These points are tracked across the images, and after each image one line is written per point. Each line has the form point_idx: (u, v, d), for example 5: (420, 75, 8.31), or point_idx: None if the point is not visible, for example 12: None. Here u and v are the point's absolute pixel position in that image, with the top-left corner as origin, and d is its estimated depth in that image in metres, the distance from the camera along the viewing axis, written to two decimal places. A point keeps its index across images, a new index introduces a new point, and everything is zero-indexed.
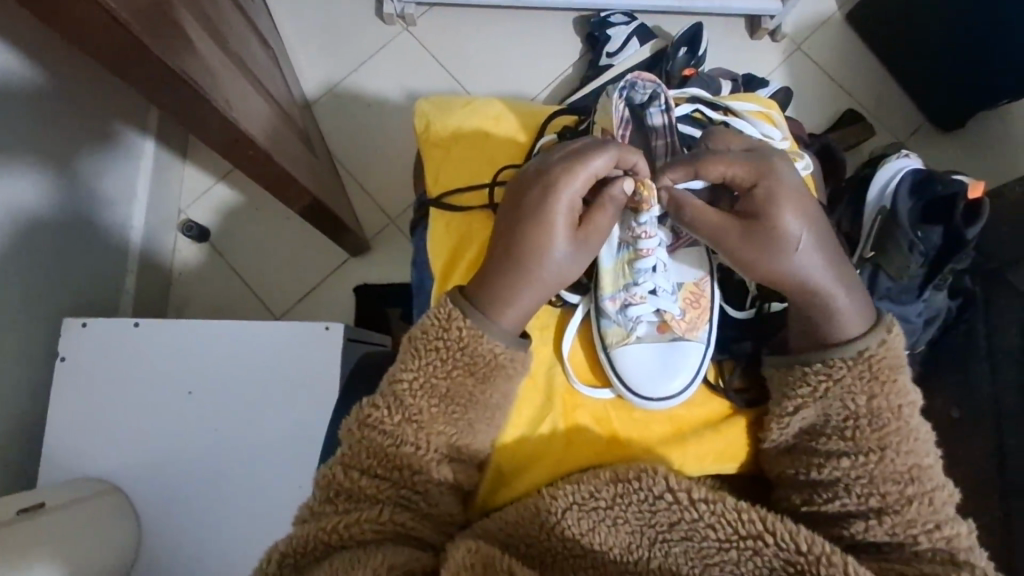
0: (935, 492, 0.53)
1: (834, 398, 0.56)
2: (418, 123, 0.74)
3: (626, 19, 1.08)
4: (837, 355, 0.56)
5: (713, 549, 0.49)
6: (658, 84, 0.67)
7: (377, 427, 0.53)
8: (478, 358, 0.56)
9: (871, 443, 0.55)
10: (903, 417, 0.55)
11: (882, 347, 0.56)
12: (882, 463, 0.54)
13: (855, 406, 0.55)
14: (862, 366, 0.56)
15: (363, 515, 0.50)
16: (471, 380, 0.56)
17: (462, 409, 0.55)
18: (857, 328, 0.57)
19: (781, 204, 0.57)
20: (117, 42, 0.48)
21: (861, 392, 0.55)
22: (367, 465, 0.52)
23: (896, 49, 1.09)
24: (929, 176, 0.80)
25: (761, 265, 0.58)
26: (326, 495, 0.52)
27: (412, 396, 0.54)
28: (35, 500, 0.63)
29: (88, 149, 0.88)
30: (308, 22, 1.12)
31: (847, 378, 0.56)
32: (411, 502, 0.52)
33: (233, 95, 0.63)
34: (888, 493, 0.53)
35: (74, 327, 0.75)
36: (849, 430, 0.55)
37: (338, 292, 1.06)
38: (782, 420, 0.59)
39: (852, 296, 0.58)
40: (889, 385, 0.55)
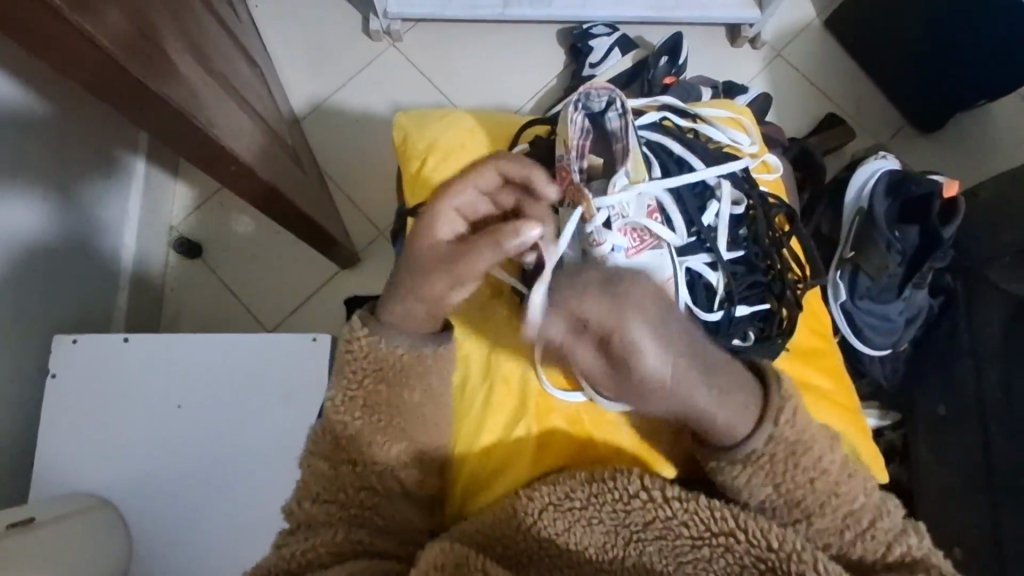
0: (875, 526, 0.55)
1: (739, 490, 0.55)
2: (397, 135, 0.77)
3: (608, 29, 1.09)
4: (726, 456, 0.55)
5: (686, 547, 0.52)
6: (612, 89, 0.64)
7: (325, 459, 0.57)
8: (385, 363, 0.57)
9: (796, 514, 0.55)
10: (818, 486, 0.54)
11: (771, 444, 0.54)
12: (812, 525, 0.55)
13: (762, 493, 0.55)
14: (755, 467, 0.54)
15: (319, 539, 0.53)
16: (383, 386, 0.57)
17: (388, 416, 0.57)
18: (747, 426, 0.54)
19: (638, 367, 0.43)
20: (98, 65, 0.49)
21: (765, 483, 0.54)
22: (318, 493, 0.56)
23: (874, 54, 1.11)
24: (905, 176, 0.82)
25: (627, 400, 0.48)
26: (290, 528, 0.56)
27: (340, 414, 0.57)
28: (24, 516, 0.64)
29: (81, 169, 0.89)
30: (296, 41, 1.14)
31: (743, 477, 0.55)
32: (365, 520, 0.56)
33: (216, 113, 0.64)
34: (830, 543, 0.55)
35: (65, 344, 0.76)
36: (770, 509, 0.55)
37: (328, 305, 1.07)
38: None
39: (739, 400, 0.52)
40: (799, 466, 0.54)
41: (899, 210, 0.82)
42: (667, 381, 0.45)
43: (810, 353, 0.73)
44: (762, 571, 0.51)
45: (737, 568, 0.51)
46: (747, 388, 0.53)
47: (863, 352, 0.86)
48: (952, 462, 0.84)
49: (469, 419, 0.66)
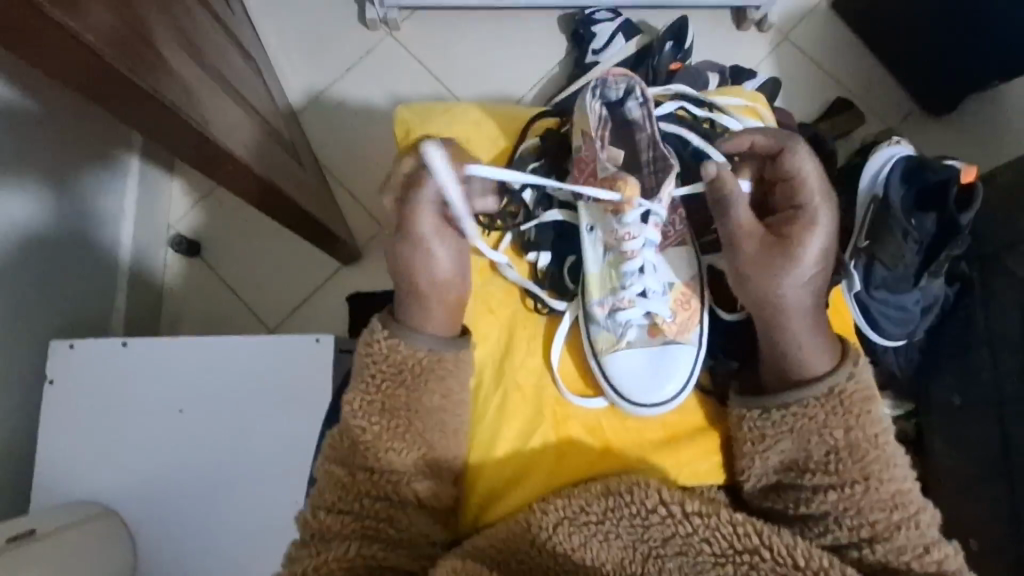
0: (920, 514, 0.54)
1: (811, 433, 0.56)
2: (399, 131, 0.74)
3: (611, 15, 1.05)
4: (809, 393, 0.57)
5: (708, 564, 0.51)
6: (631, 77, 0.64)
7: (339, 462, 0.56)
8: (404, 365, 0.58)
9: (855, 475, 0.55)
10: (880, 446, 0.56)
11: (852, 380, 0.57)
12: (868, 493, 0.54)
13: (834, 439, 0.56)
14: (833, 402, 0.56)
15: (331, 556, 0.52)
16: (403, 390, 0.57)
17: (407, 421, 0.57)
18: (826, 363, 0.58)
19: (813, 231, 0.58)
20: (82, 64, 0.47)
21: (838, 426, 0.56)
22: (333, 503, 0.55)
23: (884, 35, 1.08)
24: (920, 161, 0.79)
25: (761, 277, 0.58)
26: (303, 539, 0.54)
27: (357, 420, 0.57)
28: (26, 527, 0.62)
29: (73, 170, 0.87)
30: (292, 32, 1.11)
31: (820, 415, 0.56)
32: (380, 533, 0.54)
33: (211, 110, 0.62)
34: (877, 522, 0.54)
35: (62, 350, 0.74)
36: (832, 464, 0.56)
37: (330, 301, 1.06)
38: (760, 456, 0.59)
39: (820, 338, 0.59)
40: (863, 416, 0.56)
41: (915, 196, 0.79)
42: (814, 266, 0.57)
43: None
44: None
45: None
46: (825, 337, 0.59)
47: (879, 344, 0.85)
48: (969, 452, 0.83)
49: (487, 425, 0.64)
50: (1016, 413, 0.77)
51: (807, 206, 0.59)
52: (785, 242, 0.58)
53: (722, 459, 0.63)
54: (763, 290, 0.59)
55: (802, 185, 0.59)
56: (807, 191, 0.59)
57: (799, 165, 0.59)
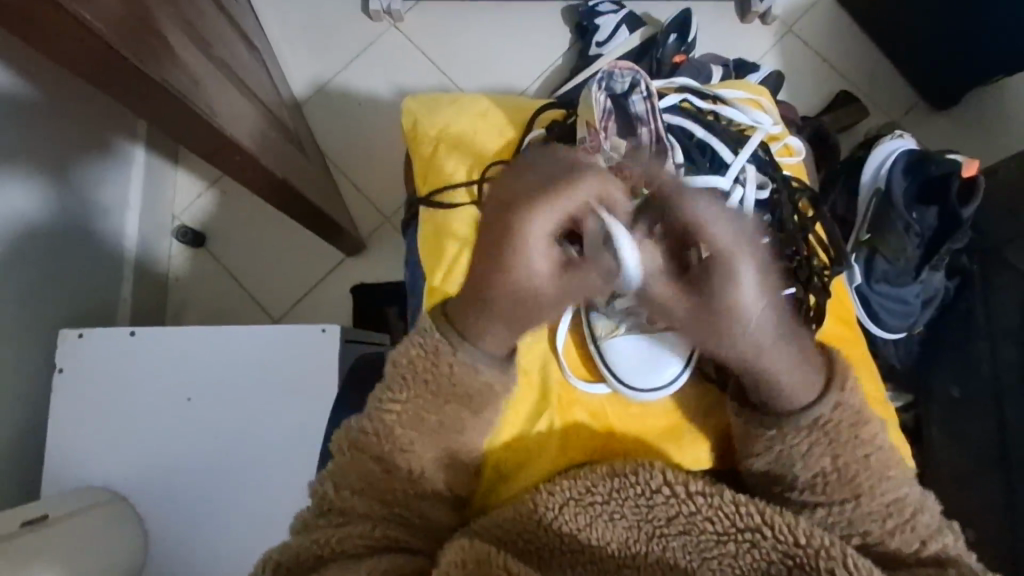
0: (917, 517, 0.54)
1: (795, 459, 0.56)
2: (406, 122, 0.75)
3: (614, 7, 1.06)
4: (794, 422, 0.56)
5: (711, 542, 0.52)
6: (637, 71, 0.66)
7: (369, 451, 0.55)
8: (467, 391, 0.56)
9: (844, 493, 0.55)
10: (870, 465, 0.55)
11: (839, 410, 0.56)
12: (858, 507, 0.54)
13: (819, 465, 0.55)
14: (817, 433, 0.56)
15: (354, 531, 0.52)
16: (464, 410, 0.57)
17: (452, 428, 0.57)
18: (809, 396, 0.56)
19: (728, 296, 0.45)
20: (92, 54, 0.47)
21: (824, 454, 0.56)
22: (357, 486, 0.54)
23: (887, 28, 1.08)
24: (924, 155, 0.80)
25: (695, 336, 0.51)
26: (319, 509, 0.54)
27: (401, 427, 0.55)
28: (37, 512, 0.63)
29: (78, 160, 0.88)
30: (295, 23, 1.11)
31: (802, 442, 0.56)
32: (405, 517, 0.54)
33: (218, 101, 0.62)
34: (869, 531, 0.54)
35: (71, 338, 0.75)
36: (820, 485, 0.55)
37: (335, 292, 1.06)
38: (747, 461, 0.59)
39: (792, 371, 0.54)
40: (851, 441, 0.56)
41: (917, 189, 0.80)
42: (749, 327, 0.48)
43: (836, 342, 0.71)
44: (790, 567, 0.50)
45: (764, 565, 0.50)
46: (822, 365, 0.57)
47: (878, 335, 0.85)
48: (966, 443, 0.84)
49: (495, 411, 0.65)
50: (1013, 405, 0.78)
51: (724, 259, 0.43)
52: (706, 310, 0.46)
53: (711, 451, 0.64)
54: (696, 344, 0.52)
55: (694, 236, 0.43)
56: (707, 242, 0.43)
57: (688, 210, 0.43)
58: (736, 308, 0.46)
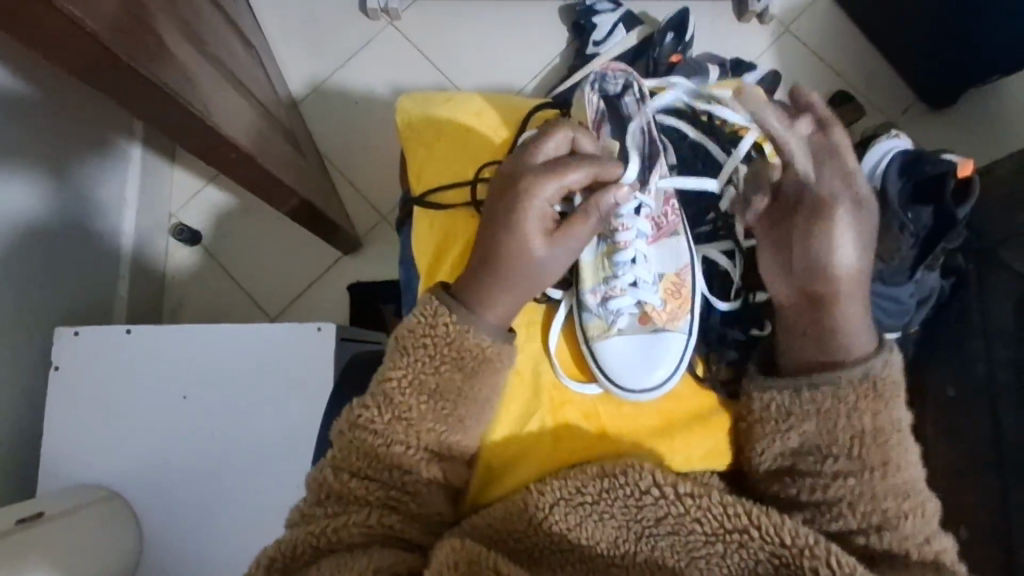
0: (925, 505, 0.55)
1: (838, 419, 0.56)
2: (400, 120, 0.75)
3: (612, 5, 1.06)
4: (844, 374, 0.57)
5: (699, 543, 0.52)
6: (629, 73, 0.67)
7: (367, 428, 0.55)
8: (464, 353, 0.57)
9: (875, 461, 0.55)
10: (900, 435, 0.56)
11: (887, 368, 0.57)
12: (883, 480, 0.55)
13: (859, 424, 0.56)
14: (865, 388, 0.56)
15: (352, 519, 0.52)
16: (460, 375, 0.57)
17: (451, 405, 0.56)
18: (867, 345, 0.58)
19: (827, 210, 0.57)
20: (87, 53, 0.47)
21: (864, 414, 0.56)
22: (357, 468, 0.54)
23: (884, 28, 1.08)
24: (920, 155, 0.80)
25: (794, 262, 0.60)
26: (316, 498, 0.54)
27: (402, 394, 0.55)
28: (33, 510, 0.63)
29: (76, 158, 0.88)
30: (292, 21, 1.11)
31: (849, 399, 0.56)
32: (399, 503, 0.54)
33: (214, 100, 0.62)
34: (888, 509, 0.54)
35: (66, 336, 0.75)
36: (855, 450, 0.56)
37: (332, 291, 1.06)
38: (780, 436, 0.59)
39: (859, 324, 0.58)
40: (890, 406, 0.56)
41: (912, 190, 0.79)
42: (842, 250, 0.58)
43: None
44: (777, 567, 0.50)
45: (751, 565, 0.51)
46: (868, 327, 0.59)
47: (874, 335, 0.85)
48: (961, 441, 0.84)
49: None
50: (1010, 403, 0.78)
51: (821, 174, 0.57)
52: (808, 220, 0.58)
53: (727, 441, 0.65)
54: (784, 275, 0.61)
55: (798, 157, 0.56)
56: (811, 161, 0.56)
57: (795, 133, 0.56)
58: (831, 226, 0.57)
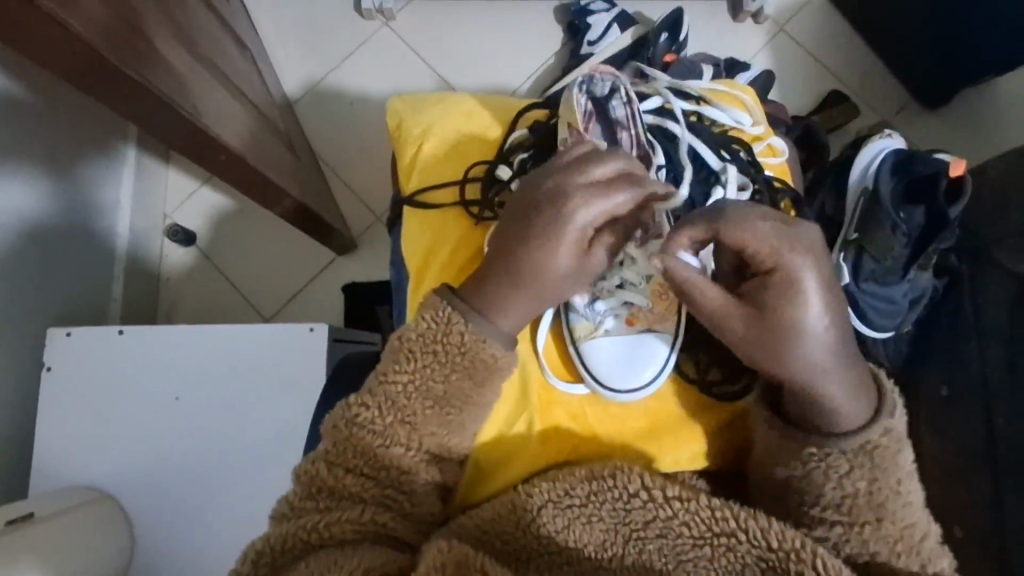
0: (924, 542, 0.52)
1: (826, 475, 0.53)
2: (391, 121, 0.75)
3: (607, 5, 1.06)
4: (835, 443, 0.53)
5: (687, 545, 0.52)
6: (617, 75, 0.67)
7: (366, 427, 0.54)
8: (477, 363, 0.57)
9: (868, 515, 0.52)
10: (899, 490, 0.53)
11: (885, 436, 0.53)
12: (877, 532, 0.52)
13: (853, 486, 0.52)
14: (856, 455, 0.53)
15: (344, 516, 0.52)
16: (469, 384, 0.57)
17: (456, 411, 0.57)
18: (861, 416, 0.53)
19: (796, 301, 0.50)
20: (75, 56, 0.47)
21: (859, 476, 0.52)
22: (352, 464, 0.54)
23: (879, 27, 1.08)
24: (912, 154, 0.80)
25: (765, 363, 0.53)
26: (307, 491, 0.54)
27: (407, 398, 0.55)
28: (24, 511, 0.63)
29: (69, 160, 0.88)
30: (287, 22, 1.11)
31: (840, 462, 0.53)
32: (394, 501, 0.54)
33: (205, 102, 0.62)
34: (879, 552, 0.52)
35: (59, 337, 0.75)
36: (846, 505, 0.52)
37: (326, 291, 1.06)
38: (770, 469, 0.57)
39: (850, 397, 0.53)
40: (889, 468, 0.53)
41: (904, 189, 0.80)
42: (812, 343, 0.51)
43: None
44: (765, 570, 0.50)
45: (739, 569, 0.50)
46: (866, 379, 0.54)
47: (867, 334, 0.85)
48: (953, 442, 0.84)
49: None
50: (1003, 403, 0.78)
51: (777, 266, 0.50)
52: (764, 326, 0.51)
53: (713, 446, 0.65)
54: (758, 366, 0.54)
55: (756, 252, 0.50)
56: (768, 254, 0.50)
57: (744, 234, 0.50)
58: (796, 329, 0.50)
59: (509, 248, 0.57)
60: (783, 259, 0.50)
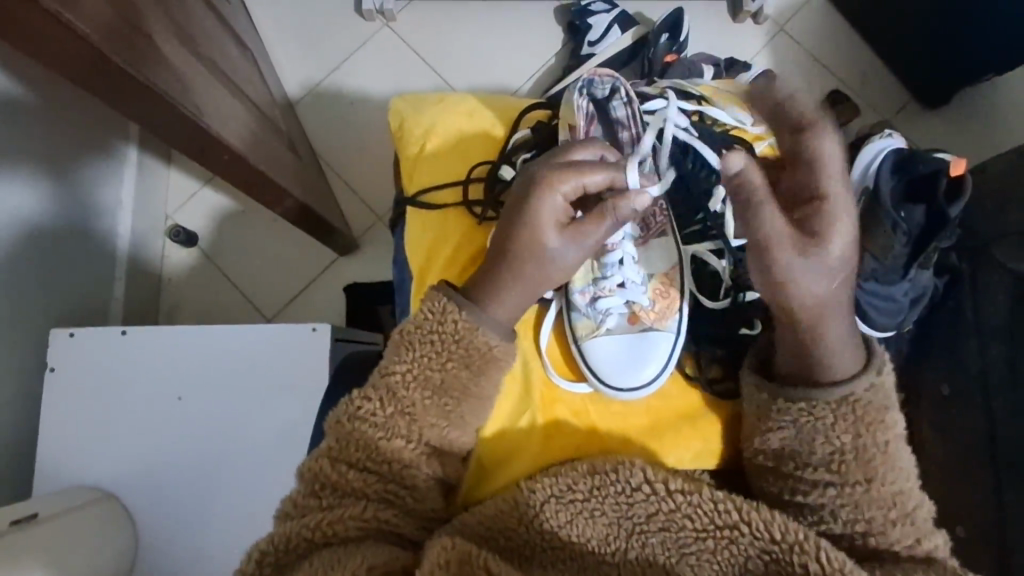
0: (916, 512, 0.54)
1: (817, 433, 0.56)
2: (393, 122, 0.75)
3: (607, 6, 1.05)
4: (823, 397, 0.55)
5: (689, 539, 0.52)
6: (616, 77, 0.67)
7: (367, 420, 0.55)
8: (473, 352, 0.57)
9: (858, 476, 0.55)
10: (888, 451, 0.55)
11: (870, 391, 0.56)
12: (867, 493, 0.54)
13: (840, 442, 0.55)
14: (845, 409, 0.55)
15: (348, 512, 0.52)
16: (466, 373, 0.57)
17: (455, 402, 0.57)
18: (853, 365, 0.56)
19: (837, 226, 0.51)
20: (78, 56, 0.48)
21: (845, 431, 0.55)
22: (355, 459, 0.54)
23: (879, 27, 1.08)
24: (912, 154, 0.80)
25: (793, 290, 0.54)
26: (311, 489, 0.54)
27: (406, 389, 0.56)
28: (27, 511, 0.64)
29: (71, 160, 0.88)
30: (288, 23, 1.11)
31: (830, 419, 0.55)
32: (397, 497, 0.54)
33: (207, 102, 0.62)
34: (873, 518, 0.54)
35: (61, 337, 0.75)
36: (836, 463, 0.55)
37: (327, 291, 1.07)
38: (761, 436, 0.59)
39: (844, 340, 0.56)
40: (876, 424, 0.55)
41: (904, 188, 0.80)
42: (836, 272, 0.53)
43: None
44: (767, 563, 0.50)
45: (740, 561, 0.51)
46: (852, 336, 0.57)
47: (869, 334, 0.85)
48: (954, 441, 0.84)
49: None
50: (1003, 401, 0.79)
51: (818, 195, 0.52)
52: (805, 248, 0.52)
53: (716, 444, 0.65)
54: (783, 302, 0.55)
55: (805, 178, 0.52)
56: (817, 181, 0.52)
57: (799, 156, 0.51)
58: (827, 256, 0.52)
59: (502, 228, 0.59)
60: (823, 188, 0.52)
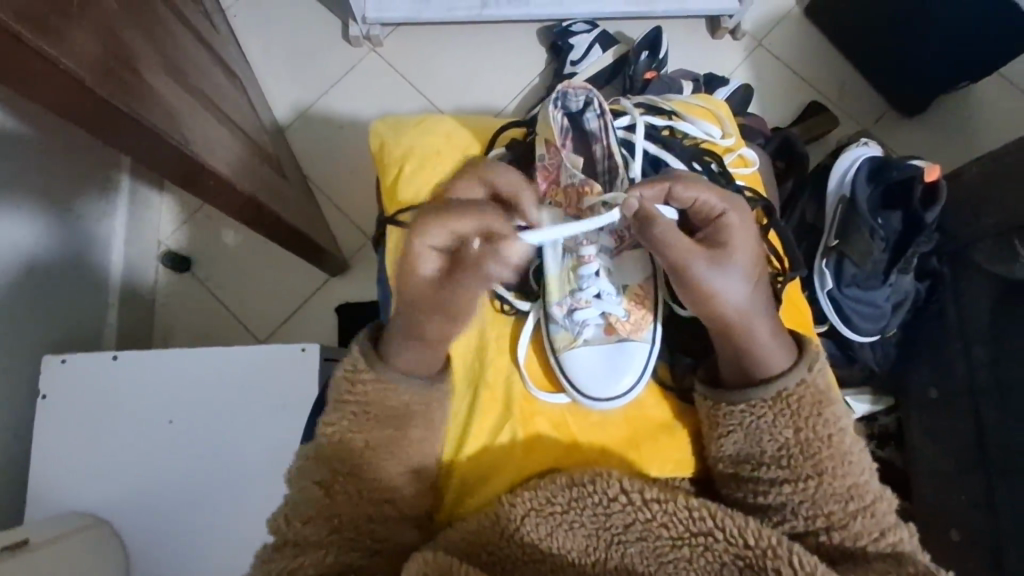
0: (876, 504, 0.55)
1: (761, 432, 0.57)
2: (374, 144, 0.77)
3: (588, 26, 1.09)
4: (759, 394, 0.57)
5: (666, 547, 0.53)
6: (590, 89, 0.67)
7: (309, 481, 0.56)
8: (391, 411, 0.58)
9: (807, 470, 0.55)
10: (834, 444, 0.56)
11: (802, 385, 0.57)
12: (821, 487, 0.55)
13: (784, 438, 0.56)
14: (781, 405, 0.56)
15: (308, 561, 0.52)
16: (388, 428, 0.58)
17: (389, 451, 0.58)
18: (787, 360, 0.58)
19: (740, 238, 0.56)
20: (62, 91, 0.49)
21: (786, 426, 0.56)
22: (308, 515, 0.54)
23: (854, 39, 1.11)
24: (884, 162, 0.82)
25: (719, 295, 0.55)
26: (274, 545, 0.54)
27: (337, 450, 0.57)
28: (19, 538, 0.63)
29: (63, 189, 0.89)
30: (277, 51, 1.14)
31: (769, 416, 0.57)
32: (359, 542, 0.54)
33: (193, 130, 0.64)
34: (833, 513, 0.54)
35: (54, 364, 0.76)
36: (785, 459, 0.56)
37: (319, 313, 1.08)
38: (717, 443, 0.60)
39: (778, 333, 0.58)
40: (814, 419, 0.56)
41: (879, 195, 0.82)
42: (753, 277, 0.57)
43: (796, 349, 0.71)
44: (743, 568, 0.51)
45: (718, 568, 0.52)
46: (781, 330, 0.59)
47: (854, 339, 0.86)
48: (945, 443, 0.85)
49: (457, 420, 0.66)
50: (988, 403, 0.78)
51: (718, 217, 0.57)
52: (720, 261, 0.55)
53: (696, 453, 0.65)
54: (713, 311, 0.57)
55: (705, 202, 0.57)
56: (718, 204, 0.57)
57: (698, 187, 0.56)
58: (742, 266, 0.56)
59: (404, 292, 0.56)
60: (725, 210, 0.57)
